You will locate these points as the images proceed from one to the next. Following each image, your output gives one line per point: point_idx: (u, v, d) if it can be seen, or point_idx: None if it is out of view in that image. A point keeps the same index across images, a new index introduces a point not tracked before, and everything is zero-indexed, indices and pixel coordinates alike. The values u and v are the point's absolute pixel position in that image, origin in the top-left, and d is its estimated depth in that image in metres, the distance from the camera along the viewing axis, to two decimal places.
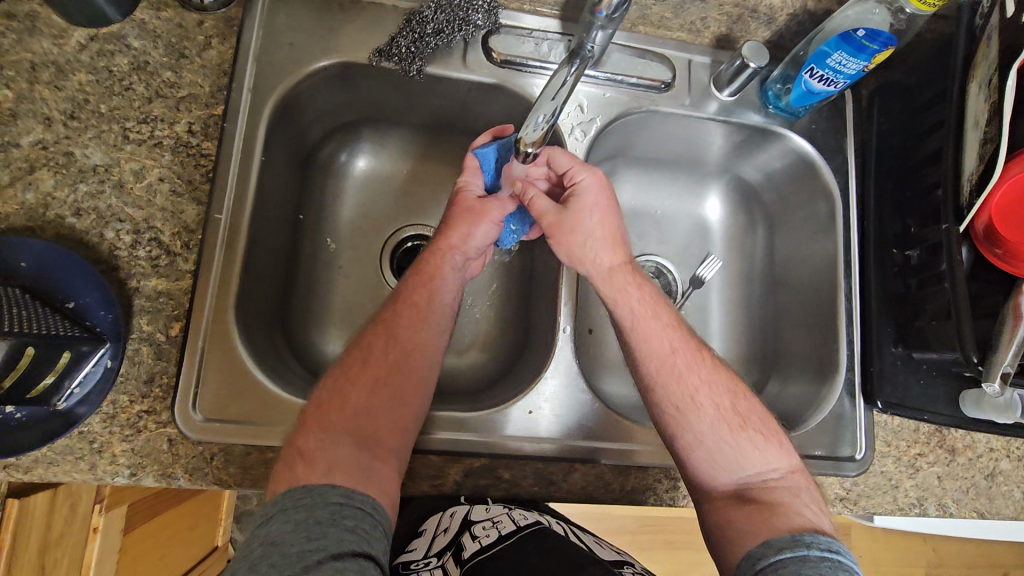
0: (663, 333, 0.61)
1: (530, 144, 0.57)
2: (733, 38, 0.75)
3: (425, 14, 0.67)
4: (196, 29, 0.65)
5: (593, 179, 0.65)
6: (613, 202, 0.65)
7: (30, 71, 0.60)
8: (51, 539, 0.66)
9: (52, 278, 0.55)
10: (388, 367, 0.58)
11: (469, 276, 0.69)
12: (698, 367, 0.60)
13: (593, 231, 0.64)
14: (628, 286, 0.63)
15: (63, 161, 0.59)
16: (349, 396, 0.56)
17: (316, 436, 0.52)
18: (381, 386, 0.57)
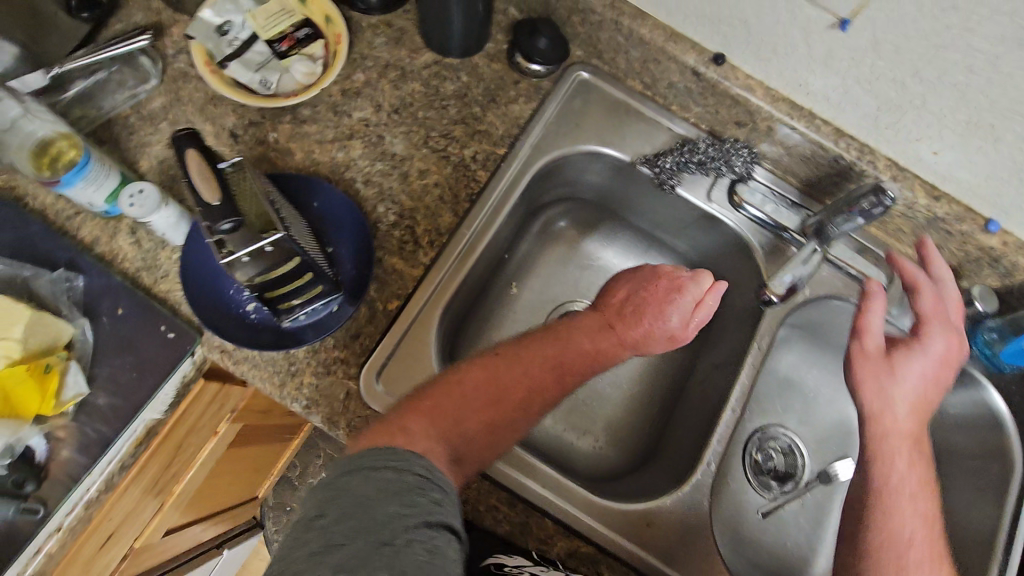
0: (924, 483, 0.64)
1: (777, 291, 0.72)
2: (959, 274, 0.77)
3: (698, 146, 0.76)
4: (511, 85, 0.77)
5: (942, 346, 0.67)
6: (945, 377, 0.67)
7: (383, 67, 0.74)
8: (196, 426, 0.72)
9: (328, 223, 0.67)
10: (512, 407, 0.60)
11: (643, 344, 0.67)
12: (934, 568, 0.60)
13: (908, 383, 0.66)
14: (899, 452, 0.65)
15: (374, 140, 0.71)
16: (467, 408, 0.57)
17: (422, 424, 0.54)
18: (488, 419, 0.58)
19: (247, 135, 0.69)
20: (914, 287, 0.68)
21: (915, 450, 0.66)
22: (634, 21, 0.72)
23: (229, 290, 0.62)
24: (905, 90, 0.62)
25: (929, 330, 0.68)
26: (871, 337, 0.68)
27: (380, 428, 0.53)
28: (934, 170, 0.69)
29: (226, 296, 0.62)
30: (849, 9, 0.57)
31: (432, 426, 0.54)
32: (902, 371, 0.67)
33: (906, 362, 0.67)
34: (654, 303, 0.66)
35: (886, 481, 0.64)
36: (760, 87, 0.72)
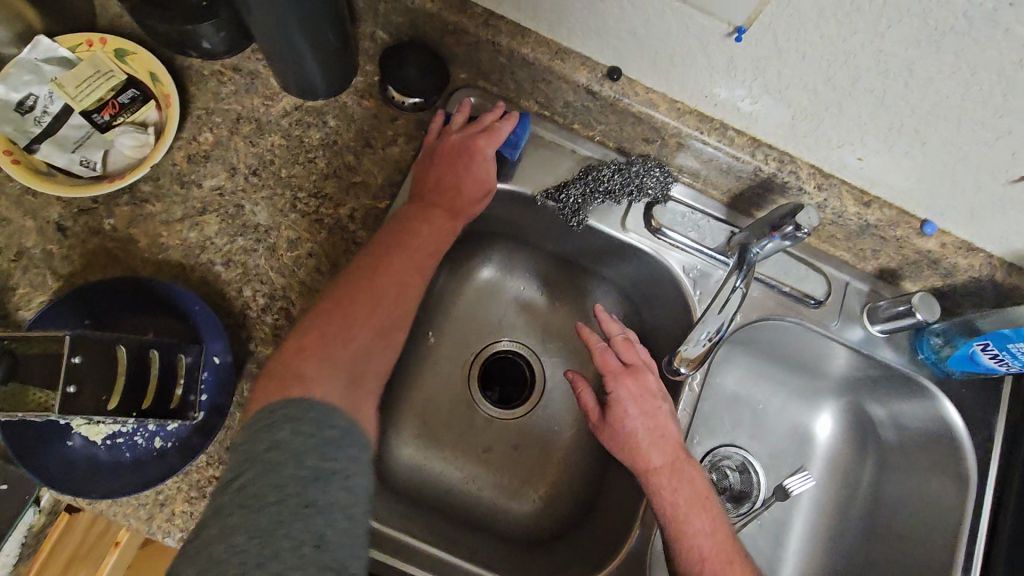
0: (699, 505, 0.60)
1: (687, 358, 0.64)
2: (900, 275, 0.71)
3: (603, 173, 0.67)
4: (388, 123, 0.67)
5: (625, 392, 0.64)
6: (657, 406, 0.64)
7: (235, 122, 0.64)
8: (82, 552, 0.65)
9: (127, 317, 0.57)
10: (382, 295, 0.58)
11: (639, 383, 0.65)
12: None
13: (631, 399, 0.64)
14: (674, 485, 0.60)
15: (232, 211, 0.62)
16: (328, 322, 0.54)
17: (304, 366, 0.51)
18: (371, 345, 0.56)
19: (76, 226, 0.59)
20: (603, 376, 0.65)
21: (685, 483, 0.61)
22: (514, 39, 0.62)
23: (65, 442, 0.52)
24: (819, 98, 0.55)
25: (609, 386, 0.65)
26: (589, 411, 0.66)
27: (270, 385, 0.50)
28: (861, 176, 0.62)
29: (68, 452, 0.52)
30: (743, 18, 0.49)
31: (317, 358, 0.52)
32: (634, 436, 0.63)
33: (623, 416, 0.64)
34: (453, 163, 0.63)
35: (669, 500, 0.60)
36: (664, 101, 0.63)
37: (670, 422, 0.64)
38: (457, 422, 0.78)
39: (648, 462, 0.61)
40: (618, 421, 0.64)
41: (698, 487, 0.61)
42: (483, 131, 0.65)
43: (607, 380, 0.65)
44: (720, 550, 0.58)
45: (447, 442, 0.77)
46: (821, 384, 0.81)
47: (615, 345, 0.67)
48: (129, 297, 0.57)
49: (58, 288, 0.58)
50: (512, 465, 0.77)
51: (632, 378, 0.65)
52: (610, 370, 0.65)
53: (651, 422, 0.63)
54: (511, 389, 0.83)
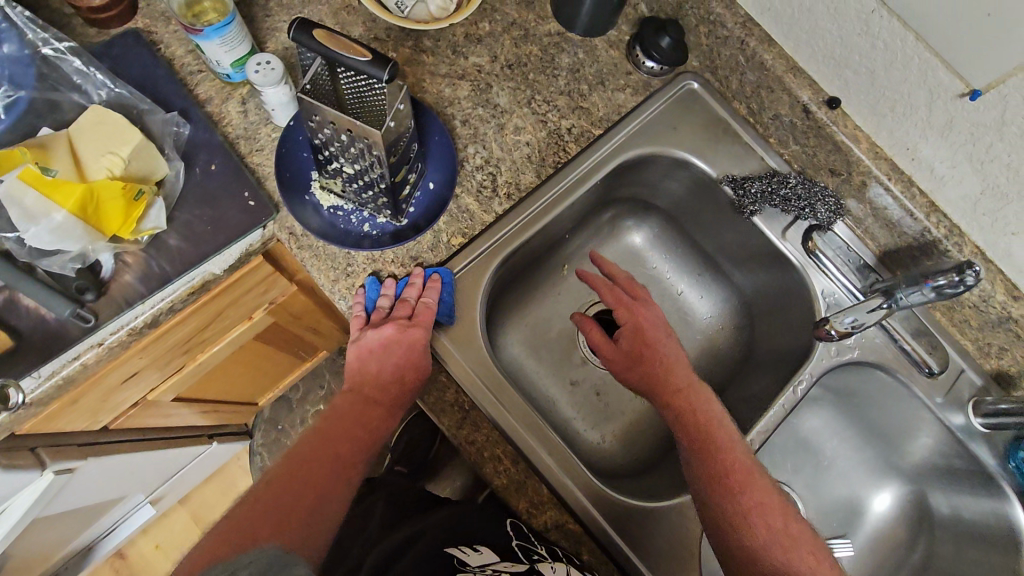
0: (717, 428, 0.64)
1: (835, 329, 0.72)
2: (1014, 383, 0.75)
3: (788, 182, 0.76)
4: (623, 75, 0.78)
5: (637, 322, 0.70)
6: (669, 339, 0.70)
7: (509, 24, 0.77)
8: (238, 303, 0.74)
9: None
10: (310, 485, 0.57)
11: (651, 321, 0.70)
12: (749, 487, 0.60)
13: (647, 333, 0.69)
14: (690, 412, 0.65)
15: (482, 87, 0.74)
16: (264, 493, 0.56)
17: (249, 510, 0.54)
18: (264, 534, 0.52)
19: (368, 47, 0.72)
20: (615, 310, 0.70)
21: (704, 410, 0.65)
22: (762, 45, 0.73)
23: (305, 196, 0.65)
24: (1017, 179, 0.62)
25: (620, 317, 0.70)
26: (598, 348, 0.70)
27: (217, 535, 0.53)
28: (1020, 269, 0.68)
29: (302, 203, 0.64)
30: (984, 82, 0.57)
31: (267, 513, 0.54)
32: (647, 369, 0.67)
33: (641, 349, 0.68)
34: (379, 356, 0.61)
35: (692, 433, 0.64)
36: (867, 141, 0.72)
37: (678, 354, 0.69)
38: (560, 348, 0.86)
39: (664, 390, 0.66)
40: (634, 358, 0.68)
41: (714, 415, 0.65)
42: (387, 338, 0.60)
43: (615, 309, 0.71)
44: (740, 466, 0.61)
45: (545, 360, 0.84)
46: (894, 466, 0.84)
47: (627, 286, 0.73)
48: None
49: None
50: (593, 402, 0.83)
51: (642, 310, 0.71)
52: (608, 293, 0.71)
53: (661, 358, 0.68)
54: None
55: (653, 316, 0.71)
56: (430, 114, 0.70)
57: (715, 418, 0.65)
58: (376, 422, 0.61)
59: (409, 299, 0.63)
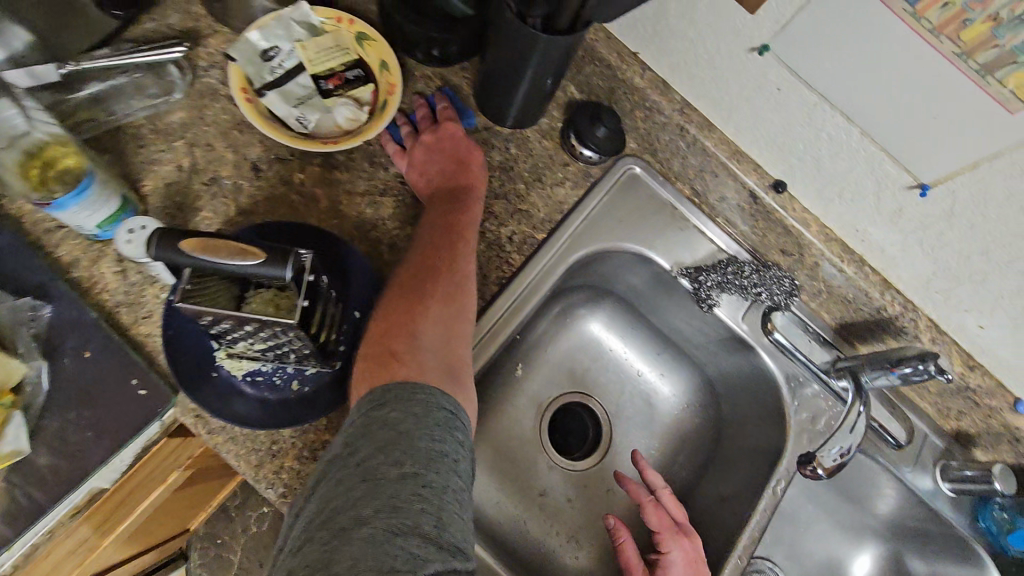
0: None
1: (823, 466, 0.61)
2: (975, 442, 0.75)
3: (745, 268, 0.73)
4: (560, 166, 0.72)
5: (678, 553, 0.66)
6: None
7: (430, 125, 0.69)
8: (145, 482, 0.62)
9: None
10: (429, 293, 0.57)
11: (691, 552, 0.66)
12: None
13: (677, 566, 0.65)
14: None
15: (408, 202, 0.66)
16: (395, 322, 0.55)
17: (404, 346, 0.54)
18: (441, 383, 0.52)
19: (269, 171, 0.62)
20: (657, 534, 0.67)
21: None
22: (701, 130, 0.70)
23: (211, 373, 0.53)
24: (968, 264, 0.60)
25: (664, 543, 0.66)
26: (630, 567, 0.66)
27: (374, 375, 0.52)
28: (973, 342, 0.67)
29: (210, 382, 0.53)
30: (933, 177, 0.56)
31: (405, 344, 0.54)
32: None
33: None
34: (452, 162, 0.64)
35: None
36: (816, 222, 0.69)
37: None
38: (523, 458, 0.79)
39: None
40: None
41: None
42: (429, 140, 0.65)
43: (659, 535, 0.67)
44: None
45: (510, 476, 0.77)
46: (868, 523, 0.82)
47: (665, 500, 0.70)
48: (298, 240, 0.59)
49: (235, 221, 0.60)
50: (566, 514, 0.78)
51: (682, 540, 0.67)
52: (652, 512, 0.68)
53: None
54: (574, 440, 0.83)
55: (693, 548, 0.67)
56: (346, 243, 0.61)
57: None
58: (476, 211, 0.63)
59: (438, 113, 0.68)
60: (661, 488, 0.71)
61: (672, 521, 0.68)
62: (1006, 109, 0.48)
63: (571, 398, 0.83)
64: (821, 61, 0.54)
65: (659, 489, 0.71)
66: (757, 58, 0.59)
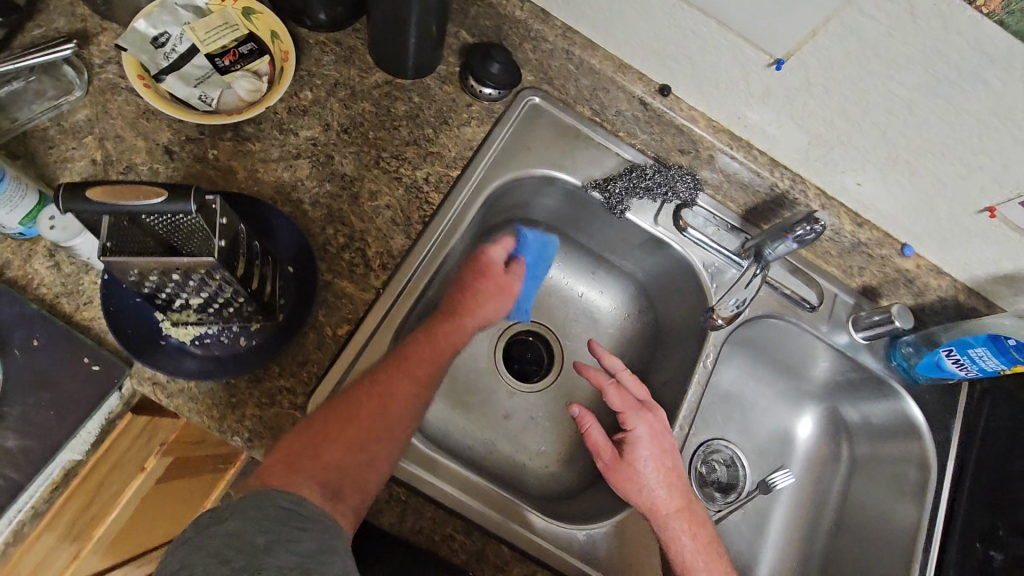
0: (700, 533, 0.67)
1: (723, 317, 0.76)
2: (879, 293, 0.83)
3: (647, 171, 0.79)
4: (464, 108, 0.77)
5: (644, 428, 0.69)
6: (669, 444, 0.69)
7: (332, 86, 0.72)
8: (121, 464, 0.65)
9: None
10: (374, 400, 0.58)
11: (655, 423, 0.70)
12: None
13: (643, 440, 0.69)
14: (679, 531, 0.66)
15: (323, 160, 0.69)
16: (348, 411, 0.57)
17: (312, 446, 0.53)
18: (332, 473, 0.52)
19: (183, 152, 0.65)
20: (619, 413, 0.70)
21: (688, 516, 0.67)
22: (585, 51, 0.74)
23: (161, 341, 0.57)
24: (833, 128, 0.67)
25: (629, 421, 0.70)
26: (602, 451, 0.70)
27: (286, 459, 0.52)
28: (857, 199, 0.74)
29: (161, 350, 0.57)
30: (784, 51, 0.62)
31: (331, 440, 0.54)
32: (642, 475, 0.67)
33: (638, 456, 0.68)
34: (486, 295, 0.74)
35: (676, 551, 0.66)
36: (703, 118, 0.75)
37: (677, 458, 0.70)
38: (482, 387, 0.85)
39: (659, 501, 0.67)
40: (631, 461, 0.68)
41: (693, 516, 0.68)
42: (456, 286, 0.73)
43: (620, 414, 0.70)
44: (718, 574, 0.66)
45: (471, 404, 0.83)
46: (805, 388, 0.91)
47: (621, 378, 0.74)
48: None
49: None
50: (531, 429, 0.84)
51: (645, 415, 0.71)
52: (609, 393, 0.72)
53: (665, 461, 0.69)
54: (527, 366, 0.89)
55: (657, 421, 0.71)
56: (269, 206, 0.65)
57: (693, 524, 0.67)
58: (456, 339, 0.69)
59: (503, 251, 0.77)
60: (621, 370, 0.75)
61: (631, 399, 0.72)
62: None
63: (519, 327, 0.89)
64: None
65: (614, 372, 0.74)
66: None
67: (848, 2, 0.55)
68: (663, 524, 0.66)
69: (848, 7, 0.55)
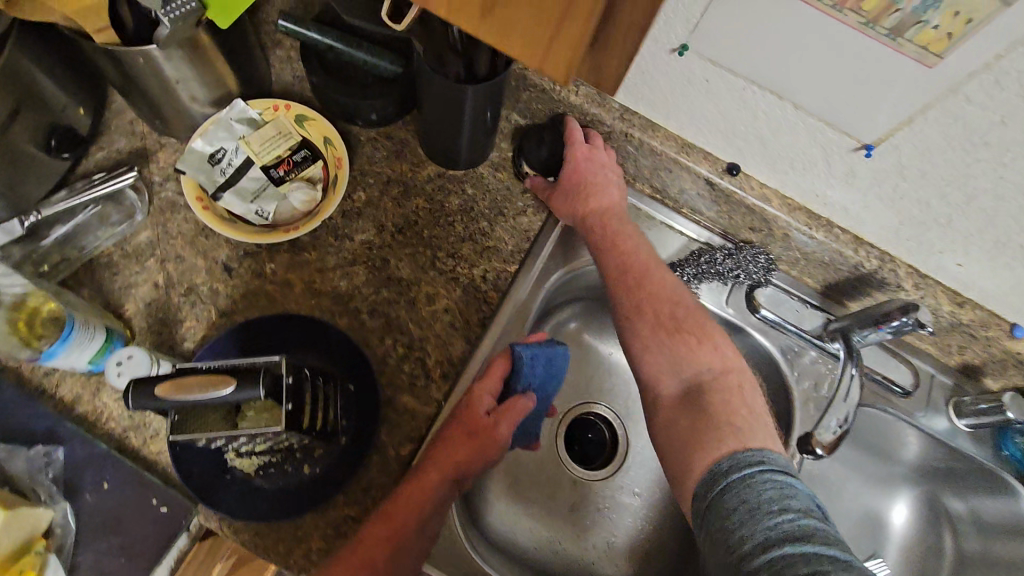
0: (696, 334, 0.64)
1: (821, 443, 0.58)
2: (983, 371, 0.75)
3: (716, 256, 0.74)
4: (519, 195, 0.73)
5: (579, 156, 0.69)
6: (609, 169, 0.70)
7: (385, 184, 0.71)
8: None
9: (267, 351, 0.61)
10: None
11: (607, 171, 0.69)
12: (693, 350, 0.63)
13: (585, 169, 0.68)
14: (645, 284, 0.66)
15: (379, 265, 0.67)
16: None
17: None
18: None
19: (241, 268, 0.65)
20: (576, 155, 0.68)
21: (642, 276, 0.66)
22: (646, 133, 0.69)
23: (224, 475, 0.56)
24: (931, 210, 0.61)
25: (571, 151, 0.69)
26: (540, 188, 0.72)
27: None
28: (957, 279, 0.67)
29: (225, 484, 0.56)
30: (874, 137, 0.56)
31: None
32: (580, 193, 0.69)
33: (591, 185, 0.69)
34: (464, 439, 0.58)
35: (665, 343, 0.64)
36: (776, 197, 0.69)
37: (615, 190, 0.70)
38: (546, 478, 0.81)
39: (604, 247, 0.68)
40: (612, 242, 0.68)
41: (698, 330, 0.64)
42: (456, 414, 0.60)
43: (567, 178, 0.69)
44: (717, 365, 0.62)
45: (533, 498, 0.79)
46: (897, 471, 0.83)
47: (594, 179, 0.69)
48: (277, 333, 0.61)
49: (219, 323, 0.63)
50: (599, 525, 0.79)
51: (584, 157, 0.69)
52: (600, 192, 0.69)
53: (653, 278, 0.66)
54: (590, 450, 0.84)
55: (600, 151, 0.69)
56: (329, 324, 0.63)
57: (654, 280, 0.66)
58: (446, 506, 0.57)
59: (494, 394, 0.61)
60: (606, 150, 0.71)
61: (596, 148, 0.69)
62: (923, 64, 0.47)
63: (583, 411, 0.85)
64: (740, 49, 0.55)
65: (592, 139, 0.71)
66: (679, 57, 0.60)
67: (954, 90, 0.48)
68: (669, 347, 0.63)
69: (953, 96, 0.49)
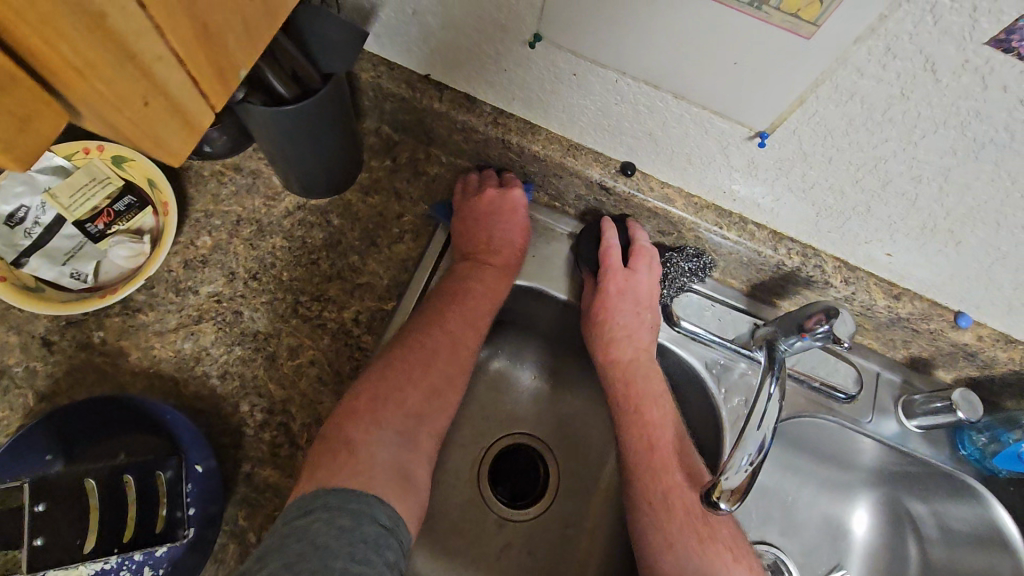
0: (718, 534, 0.56)
1: (727, 491, 0.49)
2: (932, 363, 0.68)
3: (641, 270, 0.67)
4: (394, 221, 0.65)
5: (616, 287, 0.63)
6: (648, 314, 0.65)
7: (235, 224, 0.62)
8: None
9: (96, 435, 0.52)
10: (422, 374, 0.56)
11: (643, 305, 0.64)
12: (718, 554, 0.56)
13: (628, 320, 0.64)
14: (670, 466, 0.59)
15: (230, 319, 0.58)
16: (392, 386, 0.54)
17: (365, 426, 0.52)
18: (385, 479, 0.51)
19: (63, 340, 0.56)
20: (616, 280, 0.63)
21: (671, 454, 0.60)
22: (523, 137, 0.60)
23: None
24: (844, 198, 0.52)
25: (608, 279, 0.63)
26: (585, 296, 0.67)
27: (328, 442, 0.51)
28: (890, 270, 0.59)
29: None
30: (766, 123, 0.47)
31: (375, 416, 0.53)
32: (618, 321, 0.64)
33: (619, 322, 0.64)
34: (487, 221, 0.62)
35: (679, 525, 0.57)
36: (680, 195, 0.61)
37: (646, 331, 0.65)
38: (466, 527, 0.72)
39: (634, 404, 0.62)
40: (631, 403, 0.62)
41: (732, 543, 0.57)
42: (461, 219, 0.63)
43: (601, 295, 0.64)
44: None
45: (451, 549, 0.71)
46: (852, 477, 0.73)
47: (623, 321, 0.64)
48: (104, 417, 0.52)
49: (37, 408, 0.54)
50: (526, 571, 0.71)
51: (621, 291, 0.63)
52: (626, 341, 0.64)
53: (685, 465, 0.60)
54: (523, 483, 0.76)
55: (642, 276, 0.64)
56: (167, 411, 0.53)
57: (676, 463, 0.60)
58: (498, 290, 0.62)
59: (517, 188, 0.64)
60: (651, 271, 0.65)
61: (636, 272, 0.64)
62: (800, 35, 0.39)
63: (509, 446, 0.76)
64: (596, 36, 0.46)
65: (628, 249, 0.65)
66: (534, 50, 0.50)
67: (842, 62, 0.40)
68: (699, 555, 0.55)
69: (841, 68, 0.40)
